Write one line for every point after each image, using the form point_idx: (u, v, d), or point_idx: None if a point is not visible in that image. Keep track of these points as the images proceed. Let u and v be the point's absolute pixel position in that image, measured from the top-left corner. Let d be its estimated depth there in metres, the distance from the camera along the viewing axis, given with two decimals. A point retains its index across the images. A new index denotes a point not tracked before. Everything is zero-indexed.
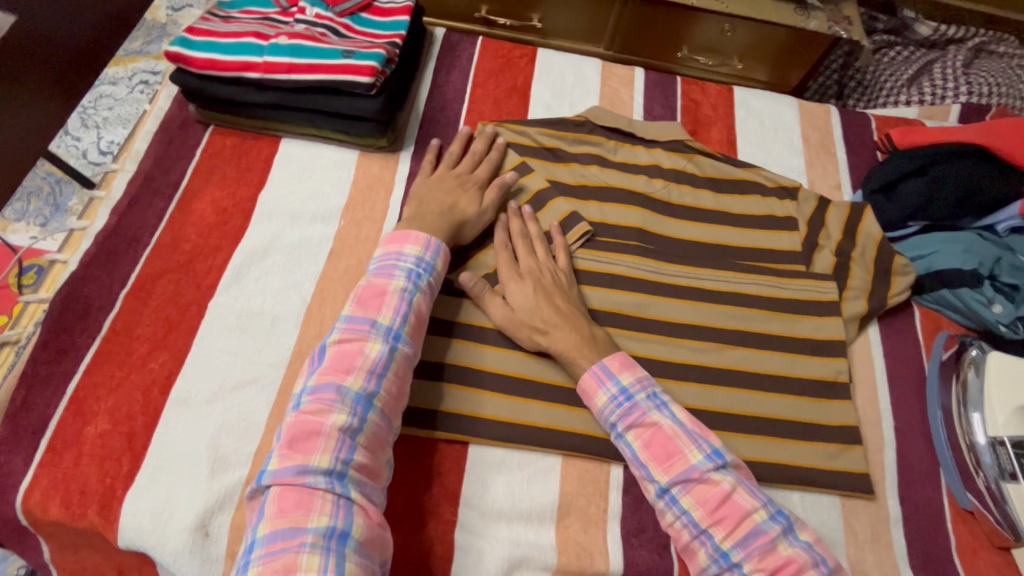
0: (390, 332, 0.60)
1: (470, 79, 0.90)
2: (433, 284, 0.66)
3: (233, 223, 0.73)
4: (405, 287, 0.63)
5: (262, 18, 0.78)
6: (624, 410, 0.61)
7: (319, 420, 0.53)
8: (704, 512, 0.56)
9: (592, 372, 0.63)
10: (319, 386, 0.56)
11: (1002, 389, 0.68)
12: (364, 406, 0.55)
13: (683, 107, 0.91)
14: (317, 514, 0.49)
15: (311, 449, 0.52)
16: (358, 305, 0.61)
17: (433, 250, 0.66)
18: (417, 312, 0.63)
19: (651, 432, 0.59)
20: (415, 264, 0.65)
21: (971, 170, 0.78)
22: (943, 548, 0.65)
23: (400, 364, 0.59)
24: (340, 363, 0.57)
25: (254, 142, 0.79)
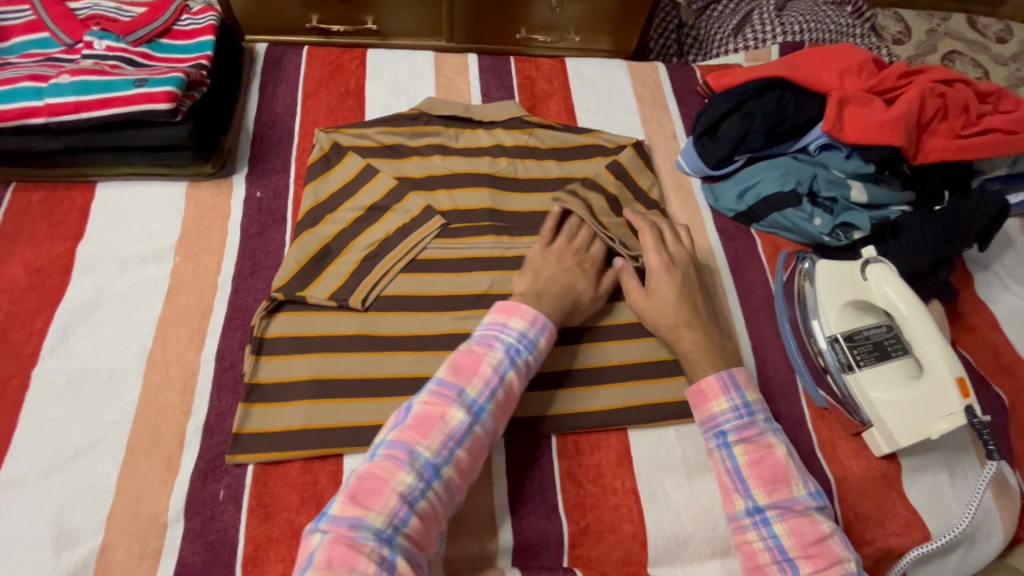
0: (473, 407, 0.56)
1: (300, 90, 0.88)
2: (532, 364, 0.61)
3: (51, 282, 0.68)
4: (500, 360, 0.58)
5: (44, 59, 0.72)
6: (742, 422, 0.61)
7: (346, 551, 0.47)
8: (796, 544, 0.55)
9: (718, 379, 0.63)
10: (338, 516, 0.48)
11: (829, 292, 0.74)
12: (399, 522, 0.49)
13: (519, 86, 0.94)
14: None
15: (348, 566, 0.46)
16: (451, 369, 0.57)
17: (540, 329, 0.62)
18: (508, 389, 0.58)
19: (765, 454, 0.59)
20: (518, 340, 0.60)
21: (777, 101, 0.85)
22: (806, 446, 0.70)
23: (474, 443, 0.55)
24: (364, 491, 0.50)
25: (65, 193, 0.74)
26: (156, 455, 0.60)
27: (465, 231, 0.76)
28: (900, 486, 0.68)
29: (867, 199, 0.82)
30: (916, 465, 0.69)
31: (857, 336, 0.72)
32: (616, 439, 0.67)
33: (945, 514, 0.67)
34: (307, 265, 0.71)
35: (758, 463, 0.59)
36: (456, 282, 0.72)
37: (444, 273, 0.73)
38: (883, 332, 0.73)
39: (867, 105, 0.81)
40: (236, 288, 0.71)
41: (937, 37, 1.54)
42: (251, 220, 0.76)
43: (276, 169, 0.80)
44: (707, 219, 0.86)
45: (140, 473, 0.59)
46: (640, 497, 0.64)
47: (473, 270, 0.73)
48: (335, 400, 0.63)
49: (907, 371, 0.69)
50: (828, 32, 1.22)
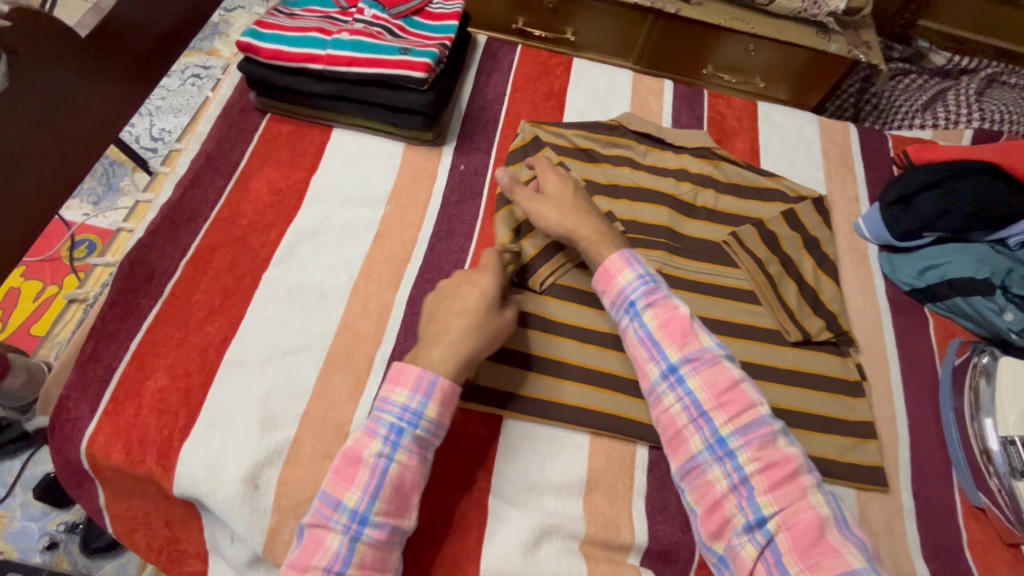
0: (380, 469, 0.55)
1: (510, 82, 0.95)
2: (426, 435, 0.58)
3: (287, 203, 0.78)
4: (383, 447, 0.56)
5: (323, 16, 0.84)
6: (647, 287, 0.64)
7: (299, 565, 0.53)
8: (710, 397, 0.59)
9: (619, 255, 0.66)
10: (325, 493, 0.55)
11: (1010, 392, 0.71)
12: (335, 575, 0.52)
13: (709, 118, 0.97)
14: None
15: (304, 567, 0.53)
16: (336, 471, 0.56)
17: (426, 395, 0.58)
18: (397, 478, 0.56)
19: (672, 314, 0.63)
20: (398, 417, 0.57)
21: (985, 186, 0.82)
22: (955, 542, 0.68)
23: (386, 530, 0.55)
24: (344, 470, 0.56)
25: (307, 130, 0.85)
26: (348, 372, 0.68)
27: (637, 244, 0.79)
28: None
29: None
30: None
31: None
32: None
33: None
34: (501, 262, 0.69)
35: (672, 324, 0.62)
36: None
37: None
38: None
39: None
40: (432, 245, 0.78)
41: None
42: (453, 188, 0.83)
43: (480, 148, 0.88)
44: (878, 287, 0.85)
45: (333, 384, 0.67)
46: None
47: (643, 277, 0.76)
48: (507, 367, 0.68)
49: None
50: None
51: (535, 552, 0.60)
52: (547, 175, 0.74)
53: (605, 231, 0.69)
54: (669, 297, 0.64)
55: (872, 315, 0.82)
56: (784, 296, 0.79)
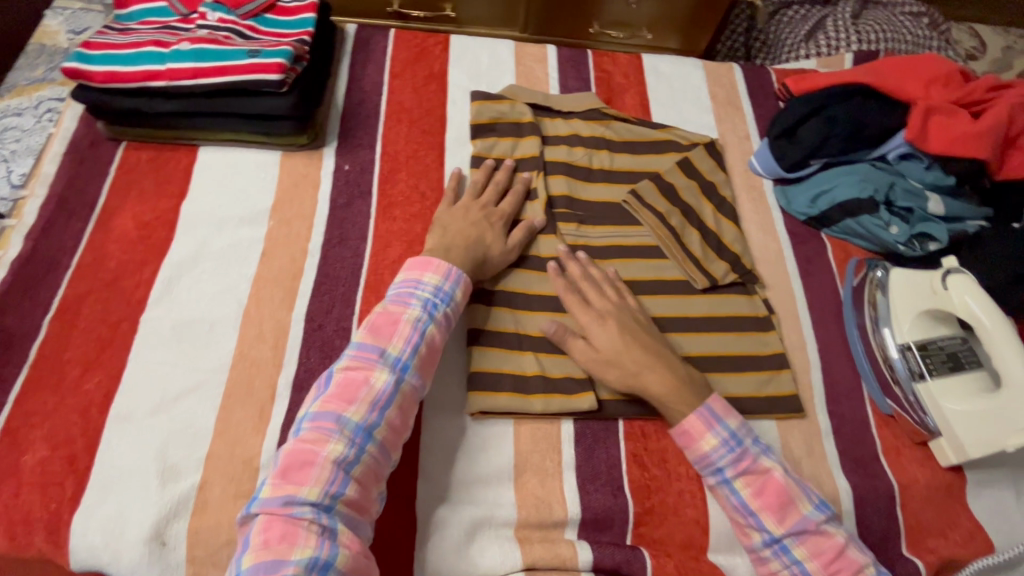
0: (419, 329, 0.62)
1: (387, 70, 0.91)
2: (453, 316, 0.65)
3: (158, 236, 0.72)
4: (419, 316, 0.62)
5: (162, 27, 0.77)
6: (735, 455, 0.62)
7: (341, 401, 0.56)
8: (817, 563, 0.59)
9: (698, 417, 0.63)
10: (363, 344, 0.60)
11: (903, 301, 0.75)
12: (379, 410, 0.57)
13: (596, 79, 0.96)
14: (303, 497, 0.51)
15: (348, 400, 0.56)
16: (370, 332, 0.60)
17: (457, 282, 0.66)
18: (429, 344, 0.62)
19: (765, 480, 0.61)
20: (433, 294, 0.64)
21: (859, 108, 0.84)
22: (870, 450, 0.71)
23: (405, 398, 0.59)
24: (381, 326, 0.61)
25: (170, 154, 0.78)
26: (250, 404, 0.64)
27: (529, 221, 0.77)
28: (964, 498, 0.69)
29: (945, 211, 0.81)
30: (981, 479, 0.69)
31: (930, 346, 0.73)
32: None
33: (1010, 531, 0.68)
34: (514, 210, 0.77)
35: (766, 490, 0.61)
36: (533, 263, 0.75)
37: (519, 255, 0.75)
38: (957, 344, 0.73)
39: (953, 117, 0.80)
40: (325, 255, 0.74)
41: (1012, 55, 1.51)
42: (339, 191, 0.79)
43: (363, 144, 0.84)
44: (777, 221, 0.87)
45: (235, 419, 0.63)
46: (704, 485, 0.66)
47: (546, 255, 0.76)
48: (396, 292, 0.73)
49: (980, 384, 0.69)
50: (905, 42, 1.21)
51: (468, 548, 0.60)
52: (591, 326, 0.68)
53: (682, 383, 0.65)
54: (761, 458, 0.63)
55: (774, 249, 0.84)
56: (688, 247, 0.79)
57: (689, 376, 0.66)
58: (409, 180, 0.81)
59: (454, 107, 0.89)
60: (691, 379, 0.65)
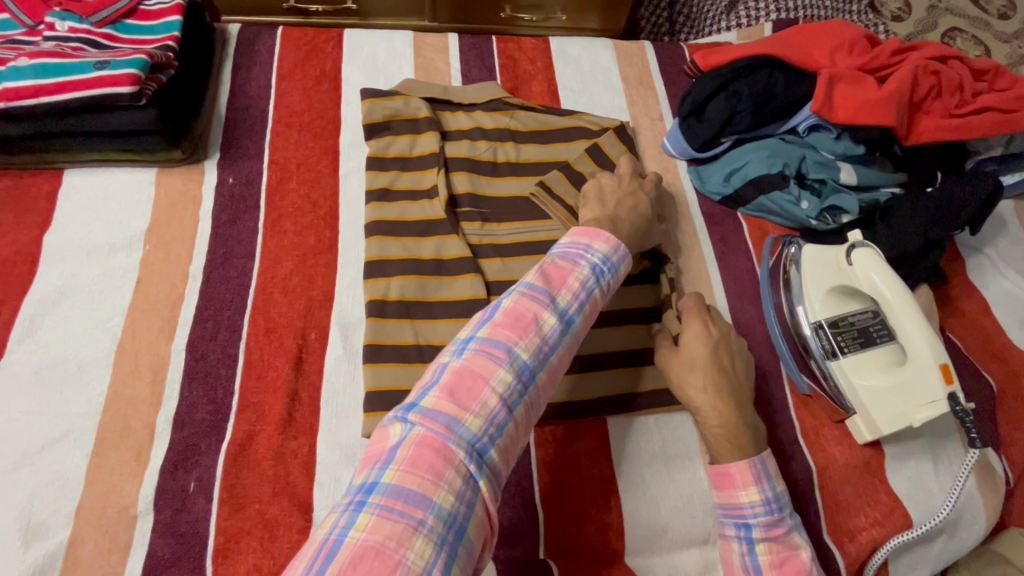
0: (586, 292, 0.52)
1: (274, 72, 0.85)
2: (611, 289, 0.55)
3: (18, 271, 0.66)
4: (588, 277, 0.53)
5: (3, 41, 0.70)
6: (771, 520, 0.56)
7: (511, 331, 0.46)
8: None
9: (750, 467, 0.57)
10: (527, 294, 0.49)
11: (813, 277, 0.72)
12: (540, 357, 0.47)
13: (501, 67, 0.91)
14: (443, 493, 0.38)
15: (518, 335, 0.46)
16: (540, 277, 0.51)
17: (621, 256, 0.57)
18: (594, 309, 0.53)
19: (790, 555, 0.56)
20: (604, 259, 0.55)
21: (765, 81, 0.82)
22: (788, 433, 0.69)
23: (549, 380, 0.48)
24: (552, 278, 0.51)
25: (30, 180, 0.72)
26: (126, 447, 0.59)
27: (429, 225, 0.73)
28: (883, 473, 0.68)
29: (857, 180, 0.80)
30: (898, 451, 0.69)
31: (842, 322, 0.70)
32: (594, 429, 0.66)
33: (929, 501, 0.67)
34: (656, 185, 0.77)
35: (782, 559, 0.56)
36: (446, 269, 0.71)
37: (420, 259, 0.71)
38: (868, 317, 0.71)
39: (858, 84, 0.79)
40: (207, 278, 0.69)
41: (938, 14, 1.51)
42: (223, 207, 0.74)
43: (249, 153, 0.78)
44: (692, 204, 0.84)
45: (109, 466, 0.58)
46: (618, 486, 0.64)
47: (450, 255, 0.71)
48: (323, 295, 0.70)
49: (891, 357, 0.68)
50: (824, 8, 1.18)
51: None
52: (693, 334, 0.63)
53: (731, 417, 0.60)
54: (789, 530, 0.57)
55: (689, 234, 0.81)
56: None
57: (746, 415, 0.60)
58: (300, 189, 0.77)
59: (348, 107, 0.84)
60: (747, 423, 0.60)
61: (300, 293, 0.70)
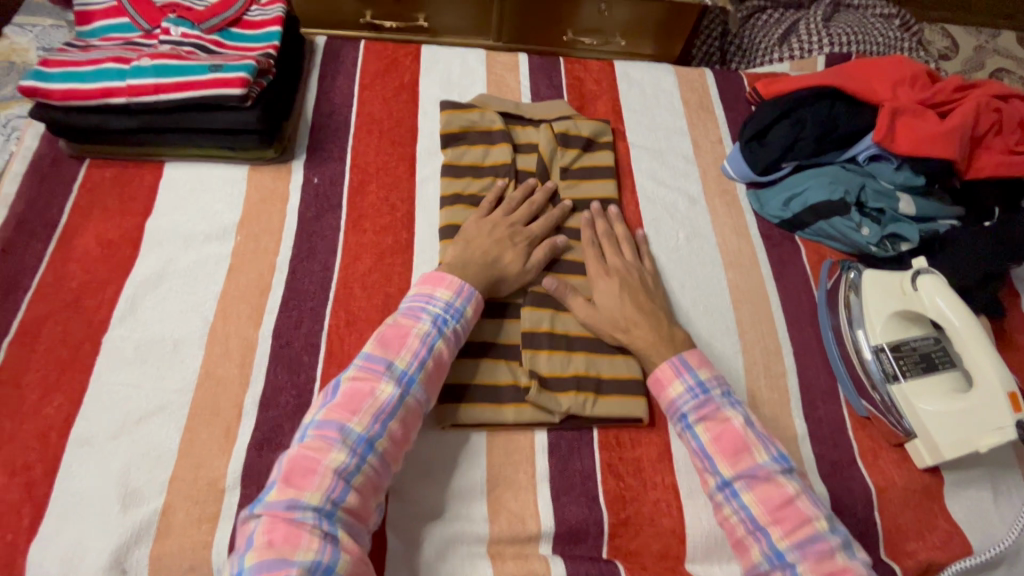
0: (427, 343, 0.60)
1: (357, 82, 0.91)
2: (462, 332, 0.64)
3: (122, 254, 0.71)
4: (428, 332, 0.61)
5: (124, 43, 0.76)
6: (699, 401, 0.63)
7: (346, 411, 0.55)
8: (765, 510, 0.57)
9: (670, 364, 0.65)
10: (368, 363, 0.58)
11: (876, 303, 0.75)
12: (382, 421, 0.55)
13: (568, 86, 0.96)
14: (308, 533, 0.49)
15: (352, 411, 0.55)
16: (380, 345, 0.59)
17: (467, 298, 0.65)
18: (437, 359, 0.61)
19: (723, 427, 0.61)
20: (444, 309, 0.63)
21: (829, 110, 0.85)
22: (847, 454, 0.70)
23: (406, 413, 0.57)
24: (391, 340, 0.60)
25: (135, 170, 0.77)
26: (216, 424, 0.63)
27: None
28: (942, 500, 0.68)
29: (916, 211, 0.82)
30: (958, 479, 0.69)
31: (903, 347, 0.73)
32: (656, 437, 0.68)
33: (987, 531, 0.68)
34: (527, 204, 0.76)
35: (722, 435, 0.61)
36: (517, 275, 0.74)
37: None
38: (929, 344, 0.73)
39: (920, 118, 0.81)
40: (293, 270, 0.73)
41: (985, 54, 1.54)
42: (308, 205, 0.78)
43: (332, 156, 0.83)
44: (751, 224, 0.87)
45: (200, 440, 0.62)
46: (679, 494, 0.65)
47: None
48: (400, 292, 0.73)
49: (951, 383, 0.70)
50: (876, 44, 1.21)
51: (438, 566, 0.59)
52: (598, 280, 0.71)
53: (656, 338, 0.67)
54: (724, 413, 0.62)
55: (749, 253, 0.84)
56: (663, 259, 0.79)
57: (672, 338, 0.67)
58: (380, 192, 0.81)
59: (424, 117, 0.88)
60: (674, 341, 0.67)
61: (378, 289, 0.73)
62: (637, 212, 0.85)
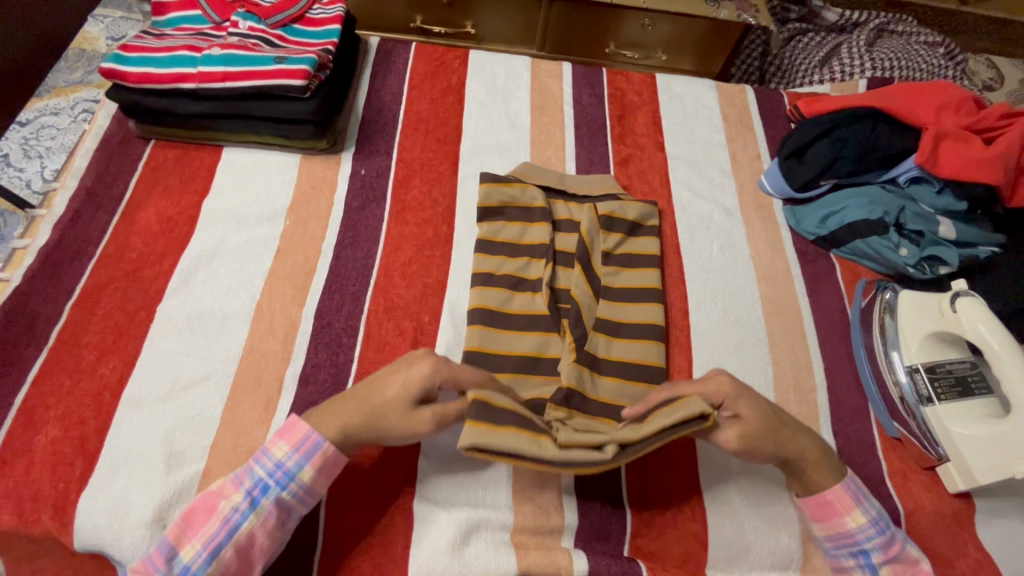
0: (233, 522, 0.54)
1: (407, 81, 0.94)
2: (289, 502, 0.56)
3: (179, 230, 0.75)
4: (239, 506, 0.55)
5: (196, 34, 0.81)
6: (885, 540, 0.60)
7: (181, 535, 0.54)
8: None
9: (848, 492, 0.61)
10: (214, 494, 0.56)
11: (912, 324, 0.74)
12: (207, 554, 0.53)
13: (610, 95, 0.98)
14: (173, 567, 0.53)
15: (187, 536, 0.54)
16: (225, 482, 0.56)
17: (305, 457, 0.56)
18: (246, 535, 0.54)
19: (912, 569, 0.61)
20: (269, 472, 0.56)
21: (870, 129, 0.85)
22: (876, 473, 0.70)
23: (222, 565, 0.54)
24: (235, 479, 0.56)
25: (196, 153, 0.82)
26: (257, 396, 0.65)
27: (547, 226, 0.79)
28: (974, 527, 0.67)
29: (957, 236, 0.81)
30: (991, 507, 0.68)
31: (939, 369, 0.72)
32: (683, 440, 0.68)
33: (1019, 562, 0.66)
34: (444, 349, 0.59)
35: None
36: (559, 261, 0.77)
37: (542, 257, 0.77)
38: (966, 368, 0.72)
39: (965, 142, 0.80)
40: (337, 255, 0.76)
41: None
42: (355, 195, 0.81)
43: (380, 150, 0.86)
44: (786, 240, 0.87)
45: (241, 410, 0.64)
46: (703, 499, 0.65)
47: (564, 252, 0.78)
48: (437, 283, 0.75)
49: (988, 410, 0.69)
50: (920, 70, 1.21)
51: (465, 549, 0.60)
52: (735, 401, 0.59)
53: (820, 452, 0.62)
54: (902, 549, 0.61)
55: (782, 267, 0.84)
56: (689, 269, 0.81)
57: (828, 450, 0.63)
58: (423, 188, 0.83)
59: (469, 118, 0.91)
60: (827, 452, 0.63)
61: (417, 279, 0.76)
62: (672, 221, 0.86)
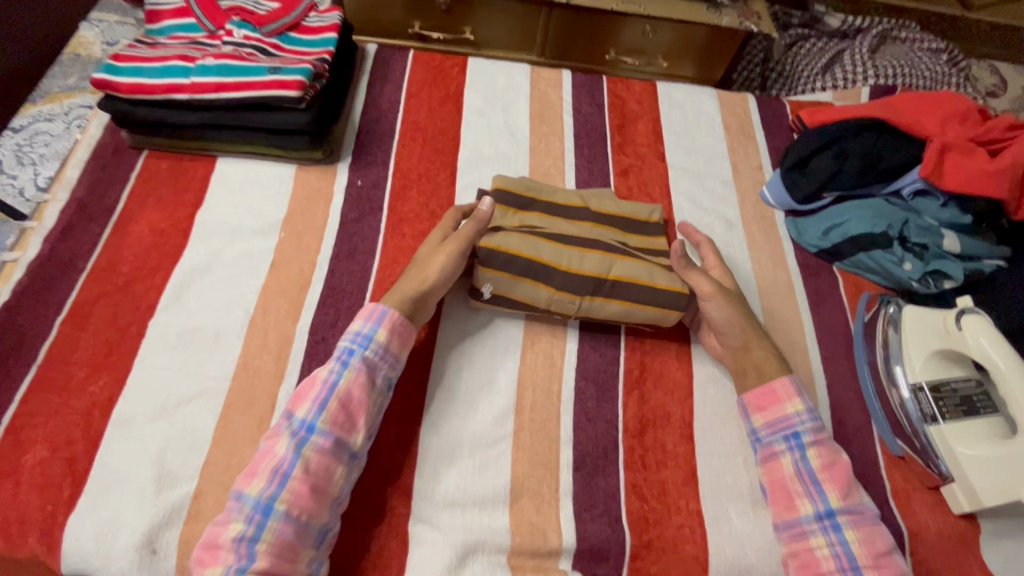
0: (327, 386, 0.60)
1: (404, 90, 0.93)
2: (374, 360, 0.63)
3: (172, 243, 0.74)
4: (331, 372, 0.61)
5: (189, 43, 0.80)
6: (814, 425, 0.65)
7: (231, 508, 0.54)
8: (866, 553, 0.59)
9: (790, 383, 0.68)
10: (266, 446, 0.58)
11: (916, 340, 0.73)
12: (263, 511, 0.53)
13: (610, 104, 0.97)
14: (262, 475, 0.55)
15: (234, 511, 0.54)
16: (275, 423, 0.59)
17: (378, 322, 0.65)
18: (333, 414, 0.59)
19: (835, 460, 0.64)
20: (352, 340, 0.63)
21: (874, 140, 0.84)
22: (879, 493, 0.68)
23: (298, 494, 0.55)
24: (292, 406, 0.60)
25: (190, 163, 0.80)
26: (250, 414, 0.64)
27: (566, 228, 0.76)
28: (979, 549, 0.66)
29: (961, 249, 0.79)
30: (995, 528, 0.67)
31: (943, 388, 0.70)
32: (683, 458, 0.67)
33: None
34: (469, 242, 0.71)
35: (834, 469, 0.63)
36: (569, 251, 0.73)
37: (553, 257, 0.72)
38: (970, 386, 0.71)
39: (970, 155, 0.79)
40: (333, 268, 0.75)
41: None
42: (351, 206, 0.80)
43: (376, 161, 0.85)
44: (787, 252, 0.86)
45: (233, 429, 0.63)
46: (704, 519, 0.64)
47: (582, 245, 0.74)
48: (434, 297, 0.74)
49: (993, 429, 0.67)
50: (923, 78, 1.20)
51: (460, 573, 0.59)
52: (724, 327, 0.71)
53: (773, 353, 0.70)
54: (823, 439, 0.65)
55: (784, 280, 0.83)
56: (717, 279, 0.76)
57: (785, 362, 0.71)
58: (420, 199, 0.82)
59: (468, 127, 0.90)
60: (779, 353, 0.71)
61: None
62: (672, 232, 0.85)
